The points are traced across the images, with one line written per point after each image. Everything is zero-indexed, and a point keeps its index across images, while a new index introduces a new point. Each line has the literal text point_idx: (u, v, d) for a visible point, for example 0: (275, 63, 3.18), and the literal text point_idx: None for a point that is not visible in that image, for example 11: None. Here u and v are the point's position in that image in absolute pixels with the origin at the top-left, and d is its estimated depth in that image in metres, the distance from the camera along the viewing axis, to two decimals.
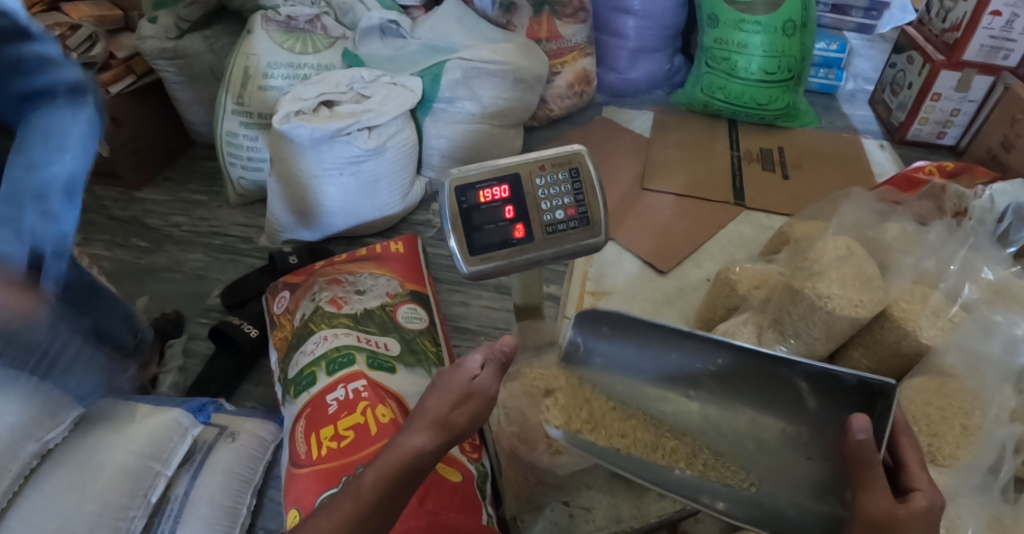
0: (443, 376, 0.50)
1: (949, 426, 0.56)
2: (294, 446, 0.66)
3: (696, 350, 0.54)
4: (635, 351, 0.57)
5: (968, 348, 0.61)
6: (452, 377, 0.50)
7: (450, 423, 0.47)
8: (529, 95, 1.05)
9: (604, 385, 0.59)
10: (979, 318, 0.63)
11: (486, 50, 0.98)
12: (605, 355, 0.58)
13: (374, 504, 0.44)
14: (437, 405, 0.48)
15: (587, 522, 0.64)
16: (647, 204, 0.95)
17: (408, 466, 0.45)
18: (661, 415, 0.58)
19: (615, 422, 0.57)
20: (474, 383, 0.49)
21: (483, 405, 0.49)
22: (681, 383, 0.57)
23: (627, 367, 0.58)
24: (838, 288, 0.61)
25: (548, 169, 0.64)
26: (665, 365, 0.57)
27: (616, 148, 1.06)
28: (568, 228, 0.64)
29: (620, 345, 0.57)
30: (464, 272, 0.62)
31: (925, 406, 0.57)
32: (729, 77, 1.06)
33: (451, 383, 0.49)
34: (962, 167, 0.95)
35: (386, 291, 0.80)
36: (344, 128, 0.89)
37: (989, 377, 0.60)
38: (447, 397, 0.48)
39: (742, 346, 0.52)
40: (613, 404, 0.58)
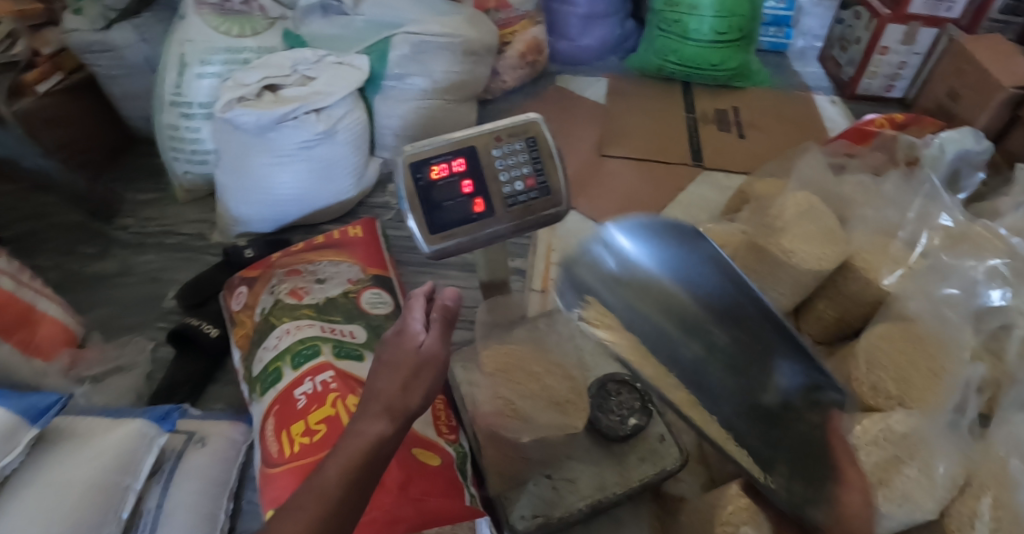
0: (387, 351, 0.49)
1: (916, 371, 0.57)
2: (264, 443, 0.64)
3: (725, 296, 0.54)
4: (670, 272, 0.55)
5: (929, 293, 0.62)
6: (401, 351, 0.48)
7: (405, 406, 0.46)
8: (480, 68, 1.02)
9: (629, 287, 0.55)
10: (936, 265, 0.65)
11: (434, 23, 0.95)
12: (639, 271, 0.55)
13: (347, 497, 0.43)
14: (390, 386, 0.46)
15: (571, 493, 0.63)
16: (608, 171, 0.95)
17: (371, 454, 0.44)
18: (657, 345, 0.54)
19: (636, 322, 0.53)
20: (422, 350, 0.48)
21: (436, 373, 0.48)
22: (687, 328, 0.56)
23: (649, 295, 0.56)
24: (801, 244, 0.61)
25: (505, 140, 0.63)
26: (684, 307, 0.56)
27: (574, 116, 1.04)
28: (529, 199, 0.63)
29: (659, 262, 0.55)
30: (425, 252, 0.61)
31: (893, 352, 0.59)
32: (682, 40, 1.05)
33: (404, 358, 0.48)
34: (911, 119, 0.97)
35: (348, 277, 0.78)
36: (291, 112, 0.86)
37: (952, 319, 0.60)
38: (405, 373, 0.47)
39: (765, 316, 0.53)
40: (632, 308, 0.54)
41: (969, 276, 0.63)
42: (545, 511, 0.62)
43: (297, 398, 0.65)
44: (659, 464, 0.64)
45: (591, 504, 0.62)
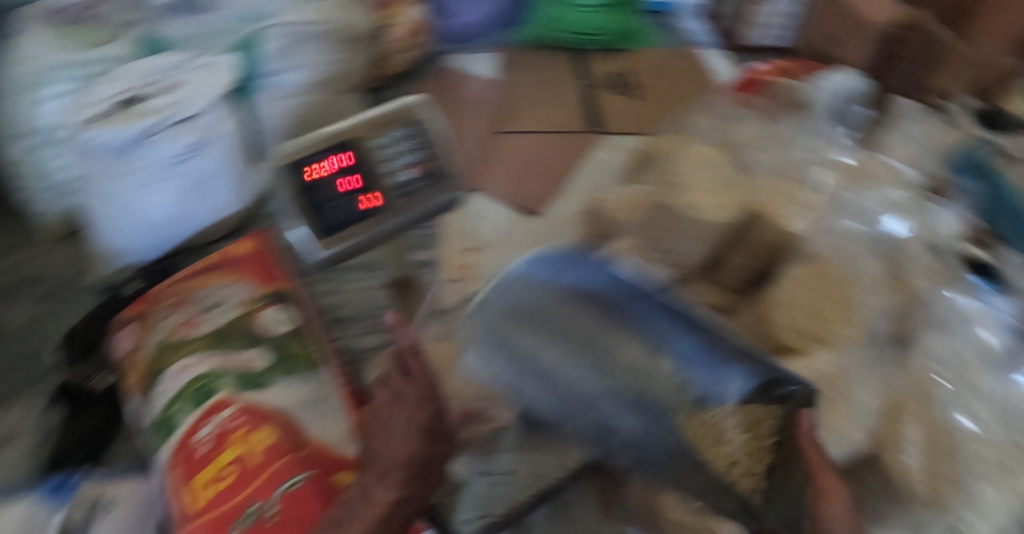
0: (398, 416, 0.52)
1: (828, 307, 0.58)
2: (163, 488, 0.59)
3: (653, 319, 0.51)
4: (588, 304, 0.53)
5: (830, 230, 0.63)
6: (411, 412, 0.52)
7: (415, 471, 0.51)
8: (359, 54, 0.96)
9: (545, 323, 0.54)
10: (835, 200, 0.66)
11: (299, 11, 0.87)
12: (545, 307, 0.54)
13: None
14: (406, 450, 0.50)
15: (508, 486, 0.61)
16: (509, 148, 0.92)
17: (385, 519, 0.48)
18: (582, 377, 0.53)
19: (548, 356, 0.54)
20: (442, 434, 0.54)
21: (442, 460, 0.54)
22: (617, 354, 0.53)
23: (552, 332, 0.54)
24: (699, 200, 0.64)
25: (385, 126, 0.60)
26: (609, 341, 0.53)
27: (466, 97, 1.01)
28: (420, 188, 0.60)
29: (569, 298, 0.53)
30: (318, 256, 0.57)
31: (805, 292, 0.59)
32: (565, 6, 1.04)
33: (415, 419, 0.52)
34: (798, 67, 0.99)
35: (242, 299, 0.71)
36: (155, 128, 0.75)
37: (853, 249, 0.62)
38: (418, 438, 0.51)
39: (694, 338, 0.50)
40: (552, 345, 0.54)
41: (863, 209, 0.65)
42: (487, 510, 0.61)
43: (202, 441, 0.59)
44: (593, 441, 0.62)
45: (533, 495, 0.60)
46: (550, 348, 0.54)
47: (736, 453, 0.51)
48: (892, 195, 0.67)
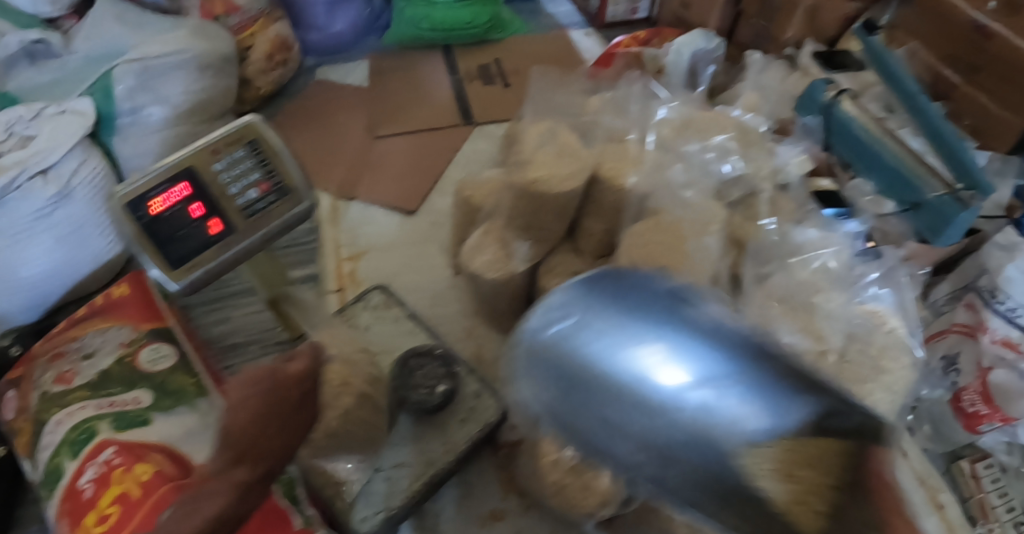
0: (265, 389, 0.45)
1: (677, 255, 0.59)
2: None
3: (700, 363, 0.39)
4: (652, 338, 0.39)
5: (672, 185, 0.66)
6: (277, 389, 0.45)
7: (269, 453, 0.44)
8: (224, 80, 0.92)
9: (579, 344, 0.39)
10: (679, 158, 0.70)
11: (154, 44, 0.86)
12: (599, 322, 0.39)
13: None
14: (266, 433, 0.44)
15: (404, 477, 0.61)
16: (383, 152, 0.93)
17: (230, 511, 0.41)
18: (637, 434, 0.38)
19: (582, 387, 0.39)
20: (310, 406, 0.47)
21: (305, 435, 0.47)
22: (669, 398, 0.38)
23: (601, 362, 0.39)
24: (543, 170, 0.63)
25: (224, 150, 0.61)
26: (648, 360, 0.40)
27: (338, 104, 1.00)
28: (268, 204, 0.62)
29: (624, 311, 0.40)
30: (174, 289, 0.59)
31: (644, 243, 0.60)
32: (429, 5, 1.05)
33: (279, 398, 0.45)
34: (652, 34, 1.03)
35: (119, 342, 0.70)
36: (12, 181, 0.74)
37: (698, 198, 0.66)
38: (273, 425, 0.44)
39: (774, 372, 0.39)
40: (592, 364, 0.39)
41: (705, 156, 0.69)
42: (385, 505, 0.60)
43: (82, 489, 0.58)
44: (480, 420, 0.64)
45: (426, 483, 0.61)
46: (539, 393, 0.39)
47: (804, 491, 0.37)
48: (723, 140, 0.72)
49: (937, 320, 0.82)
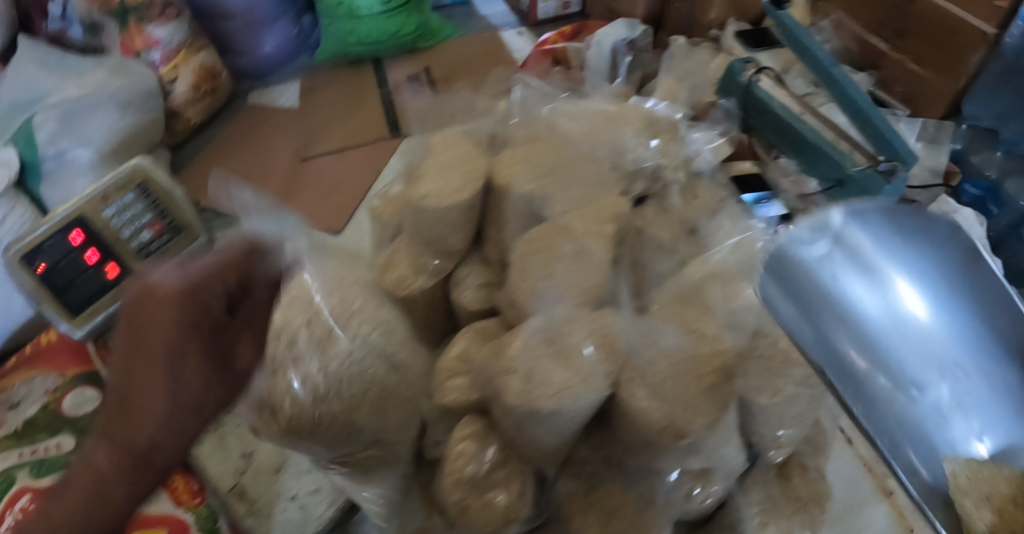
0: (152, 334, 0.48)
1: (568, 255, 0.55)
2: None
3: (963, 338, 0.33)
4: (922, 291, 0.33)
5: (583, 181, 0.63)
6: (163, 331, 0.48)
7: (137, 434, 0.47)
8: (148, 114, 0.91)
9: (869, 270, 0.33)
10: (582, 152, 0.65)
11: (72, 86, 0.87)
12: (857, 259, 0.33)
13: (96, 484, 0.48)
14: (153, 398, 0.47)
15: (318, 503, 0.62)
16: (311, 173, 0.93)
17: (92, 487, 0.48)
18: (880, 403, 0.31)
19: (833, 311, 0.32)
20: (235, 370, 0.52)
21: (219, 390, 0.52)
22: (907, 387, 0.31)
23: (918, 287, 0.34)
24: (434, 185, 0.62)
25: (113, 196, 0.63)
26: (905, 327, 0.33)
27: (269, 127, 1.00)
28: (164, 244, 0.63)
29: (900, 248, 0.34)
30: (78, 337, 0.61)
31: None
32: (354, 19, 1.02)
33: (164, 343, 0.48)
34: (578, 28, 1.02)
35: (45, 389, 0.71)
36: None
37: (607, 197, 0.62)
38: (148, 387, 0.47)
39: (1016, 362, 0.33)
40: (841, 308, 0.32)
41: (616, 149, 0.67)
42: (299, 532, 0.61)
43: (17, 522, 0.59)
44: None
45: (338, 507, 0.62)
46: (893, 270, 0.33)
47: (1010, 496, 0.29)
48: (630, 134, 0.68)
49: None
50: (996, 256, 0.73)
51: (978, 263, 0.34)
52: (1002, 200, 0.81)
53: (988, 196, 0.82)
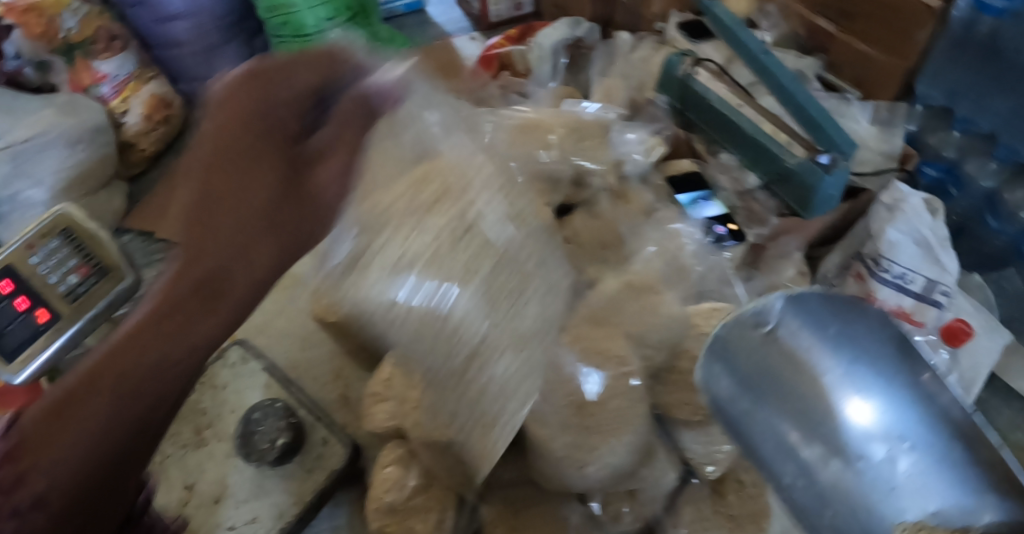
0: (276, 110, 0.46)
1: None
2: (32, 444, 0.39)
3: (905, 421, 0.46)
4: (868, 398, 0.48)
5: None
6: (280, 92, 0.47)
7: (271, 209, 0.45)
8: (99, 149, 0.92)
9: (789, 354, 0.47)
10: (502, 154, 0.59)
11: (20, 127, 0.85)
12: (832, 355, 0.48)
13: (162, 301, 0.43)
14: (318, 165, 0.47)
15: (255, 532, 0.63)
16: None
17: (213, 262, 0.43)
18: (808, 487, 0.46)
19: (770, 390, 0.47)
20: (317, 142, 0.48)
21: (341, 161, 0.48)
22: (857, 461, 0.47)
23: (809, 340, 0.47)
24: None
25: (38, 243, 0.65)
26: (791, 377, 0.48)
27: None
28: (90, 286, 0.66)
29: (817, 327, 0.48)
30: (15, 383, 0.60)
31: None
32: (301, 38, 1.02)
33: (283, 114, 0.46)
34: (524, 29, 0.99)
35: None
36: None
37: None
38: (321, 154, 0.48)
39: (965, 431, 0.44)
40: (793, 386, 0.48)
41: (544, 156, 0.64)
42: None
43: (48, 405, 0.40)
44: (327, 468, 0.66)
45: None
46: (824, 358, 0.48)
47: None
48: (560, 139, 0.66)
49: None
50: (948, 243, 0.69)
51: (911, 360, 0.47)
52: (962, 181, 0.79)
53: (948, 178, 0.79)
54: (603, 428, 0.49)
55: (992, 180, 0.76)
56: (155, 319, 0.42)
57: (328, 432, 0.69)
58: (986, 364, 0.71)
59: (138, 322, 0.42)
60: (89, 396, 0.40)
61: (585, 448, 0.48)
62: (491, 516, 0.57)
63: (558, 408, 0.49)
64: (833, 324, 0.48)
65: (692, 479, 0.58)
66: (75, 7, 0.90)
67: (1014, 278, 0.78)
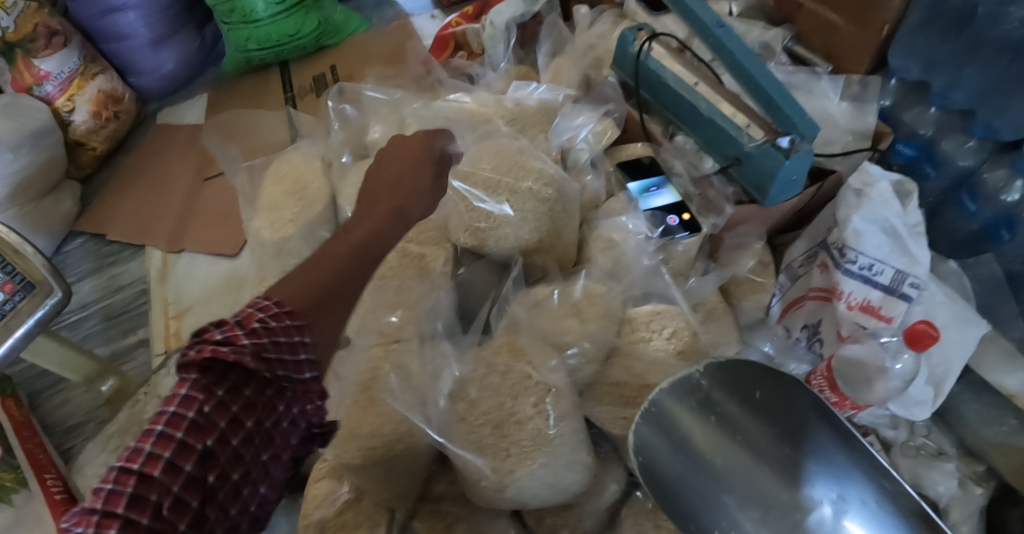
0: (435, 150, 0.53)
1: (399, 275, 0.54)
2: (268, 353, 0.35)
3: (838, 477, 0.36)
4: (815, 466, 0.37)
5: None
6: (434, 138, 0.54)
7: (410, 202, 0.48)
8: (44, 153, 0.87)
9: (724, 419, 0.40)
10: None
11: None
12: (778, 424, 0.39)
13: (329, 281, 0.40)
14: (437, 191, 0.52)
15: None
16: (210, 195, 0.90)
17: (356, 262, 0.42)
18: None
19: (702, 454, 0.40)
20: (442, 177, 0.52)
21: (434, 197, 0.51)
22: (792, 510, 0.36)
23: (745, 403, 0.41)
24: None
25: None
26: (744, 453, 0.38)
27: (169, 151, 0.97)
28: (17, 302, 0.63)
29: (757, 398, 0.41)
30: None
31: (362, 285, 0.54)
32: (250, 24, 0.94)
33: (429, 150, 0.52)
34: (481, 6, 0.93)
35: None
36: None
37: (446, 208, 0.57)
38: (421, 195, 0.49)
39: (904, 512, 0.35)
40: (725, 444, 0.39)
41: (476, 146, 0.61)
42: None
43: (233, 322, 0.35)
44: None
45: None
46: (752, 426, 0.39)
47: None
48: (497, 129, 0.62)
49: (793, 286, 0.71)
50: (921, 231, 0.63)
51: (851, 441, 0.38)
52: (938, 159, 0.73)
53: (922, 156, 0.73)
54: (519, 450, 0.46)
55: (970, 159, 0.70)
56: (320, 297, 0.39)
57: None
58: (959, 359, 0.66)
59: (306, 292, 0.39)
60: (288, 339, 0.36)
61: (504, 469, 0.45)
62: None
63: (474, 426, 0.47)
64: (758, 391, 0.41)
65: (635, 492, 0.56)
66: (10, 5, 0.85)
67: (993, 264, 0.71)
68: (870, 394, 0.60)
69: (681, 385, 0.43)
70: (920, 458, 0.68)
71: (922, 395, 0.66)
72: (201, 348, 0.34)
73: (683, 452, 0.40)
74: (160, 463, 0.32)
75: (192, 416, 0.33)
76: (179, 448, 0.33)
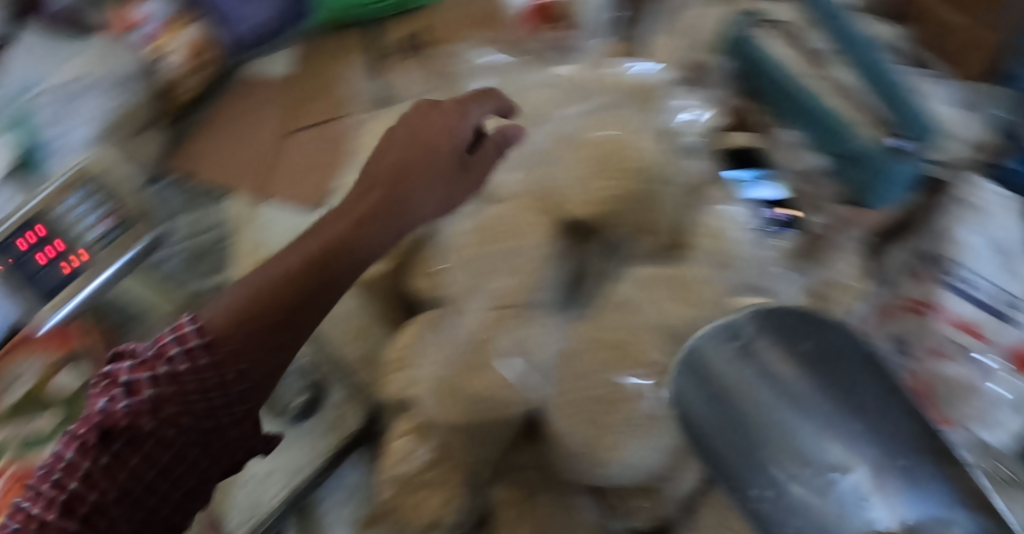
0: (462, 127, 0.57)
1: (505, 240, 0.54)
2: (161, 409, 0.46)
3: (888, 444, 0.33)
4: (868, 429, 0.34)
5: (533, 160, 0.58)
6: (472, 112, 0.58)
7: (439, 185, 0.54)
8: (135, 92, 0.93)
9: (763, 366, 0.38)
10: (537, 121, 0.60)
11: (78, 69, 0.91)
12: (826, 377, 0.36)
13: (291, 302, 0.48)
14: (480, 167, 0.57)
15: (272, 485, 0.66)
16: (295, 148, 0.91)
17: (349, 257, 0.50)
18: None
19: (734, 404, 0.37)
20: (468, 161, 0.56)
21: (466, 187, 0.56)
22: (826, 471, 0.33)
23: (792, 354, 0.37)
24: None
25: None
26: (778, 403, 0.36)
27: (257, 102, 0.98)
28: None
29: (806, 354, 0.37)
30: None
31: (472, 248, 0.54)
32: None
33: (459, 132, 0.56)
34: None
35: (35, 370, 0.74)
36: None
37: (556, 175, 0.56)
38: (438, 184, 0.54)
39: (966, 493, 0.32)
40: (766, 397, 0.36)
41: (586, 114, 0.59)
42: (253, 513, 0.65)
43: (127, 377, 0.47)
44: (342, 430, 0.67)
45: (286, 494, 0.65)
46: (800, 380, 0.36)
47: None
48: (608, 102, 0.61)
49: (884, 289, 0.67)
50: None
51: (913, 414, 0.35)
52: None
53: None
54: (630, 426, 0.48)
55: None
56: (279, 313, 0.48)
57: (345, 393, 0.69)
58: None
59: (227, 321, 0.47)
60: (206, 374, 0.47)
61: (614, 442, 0.49)
62: (499, 500, 0.56)
63: (587, 398, 0.50)
64: (809, 338, 0.38)
65: None
66: None
67: None
68: (957, 412, 0.61)
69: (722, 332, 0.40)
70: (1012, 493, 0.62)
71: (1010, 422, 0.61)
72: (89, 419, 0.46)
73: (717, 399, 0.38)
74: (51, 512, 0.45)
75: (86, 466, 0.45)
76: (73, 491, 0.45)
